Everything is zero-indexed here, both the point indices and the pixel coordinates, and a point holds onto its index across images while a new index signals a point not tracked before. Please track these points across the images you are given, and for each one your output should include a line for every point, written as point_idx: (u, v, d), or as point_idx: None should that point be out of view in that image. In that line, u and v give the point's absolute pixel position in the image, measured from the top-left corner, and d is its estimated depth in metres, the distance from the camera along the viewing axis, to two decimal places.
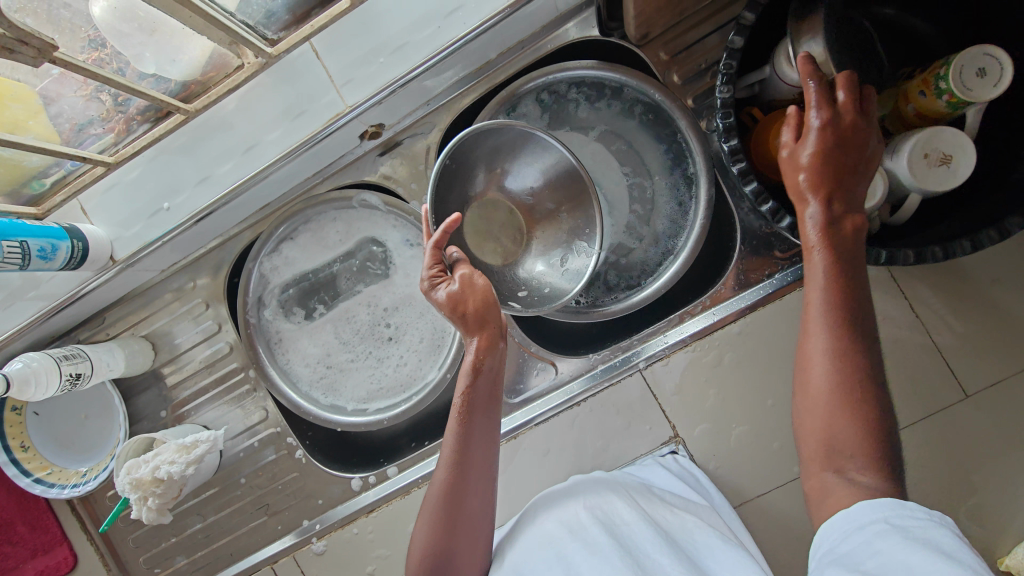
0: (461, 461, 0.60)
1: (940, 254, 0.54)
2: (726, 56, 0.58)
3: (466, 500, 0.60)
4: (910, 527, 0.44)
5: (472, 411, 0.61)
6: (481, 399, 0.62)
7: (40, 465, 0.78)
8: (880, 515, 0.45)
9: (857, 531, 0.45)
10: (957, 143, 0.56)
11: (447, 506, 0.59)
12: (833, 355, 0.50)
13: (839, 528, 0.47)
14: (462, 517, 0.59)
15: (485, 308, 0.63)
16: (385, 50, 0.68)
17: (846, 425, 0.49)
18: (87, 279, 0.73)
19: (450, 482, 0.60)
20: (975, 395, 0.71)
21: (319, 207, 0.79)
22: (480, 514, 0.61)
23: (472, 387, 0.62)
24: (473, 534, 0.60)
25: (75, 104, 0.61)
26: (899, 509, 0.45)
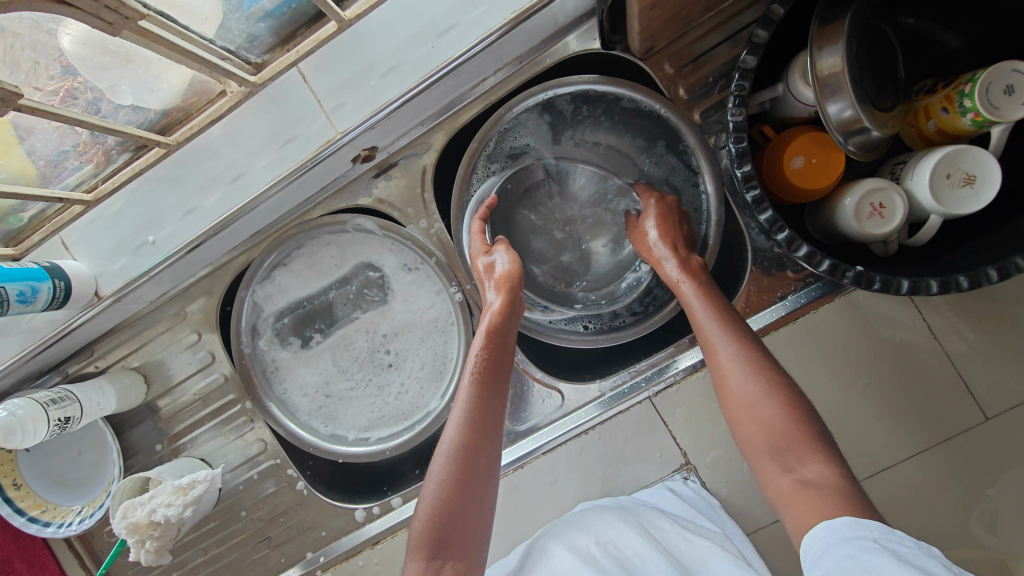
0: (476, 421, 0.58)
1: (965, 283, 0.52)
2: (738, 77, 0.55)
3: (476, 467, 0.56)
4: (901, 550, 0.42)
5: (489, 375, 0.61)
6: (497, 365, 0.62)
7: (33, 504, 0.76)
8: (869, 534, 0.44)
9: (842, 543, 0.44)
10: (981, 163, 0.53)
11: (457, 468, 0.55)
12: (742, 363, 0.57)
13: (823, 537, 0.46)
14: (470, 484, 0.56)
15: (509, 279, 0.65)
16: (377, 71, 0.64)
17: (777, 414, 0.53)
18: (72, 315, 0.70)
19: (462, 443, 0.57)
20: (996, 418, 0.68)
21: (312, 232, 0.76)
22: (485, 486, 0.57)
23: (489, 351, 0.62)
24: (477, 506, 0.56)
25: (49, 138, 0.58)
26: (888, 533, 0.44)
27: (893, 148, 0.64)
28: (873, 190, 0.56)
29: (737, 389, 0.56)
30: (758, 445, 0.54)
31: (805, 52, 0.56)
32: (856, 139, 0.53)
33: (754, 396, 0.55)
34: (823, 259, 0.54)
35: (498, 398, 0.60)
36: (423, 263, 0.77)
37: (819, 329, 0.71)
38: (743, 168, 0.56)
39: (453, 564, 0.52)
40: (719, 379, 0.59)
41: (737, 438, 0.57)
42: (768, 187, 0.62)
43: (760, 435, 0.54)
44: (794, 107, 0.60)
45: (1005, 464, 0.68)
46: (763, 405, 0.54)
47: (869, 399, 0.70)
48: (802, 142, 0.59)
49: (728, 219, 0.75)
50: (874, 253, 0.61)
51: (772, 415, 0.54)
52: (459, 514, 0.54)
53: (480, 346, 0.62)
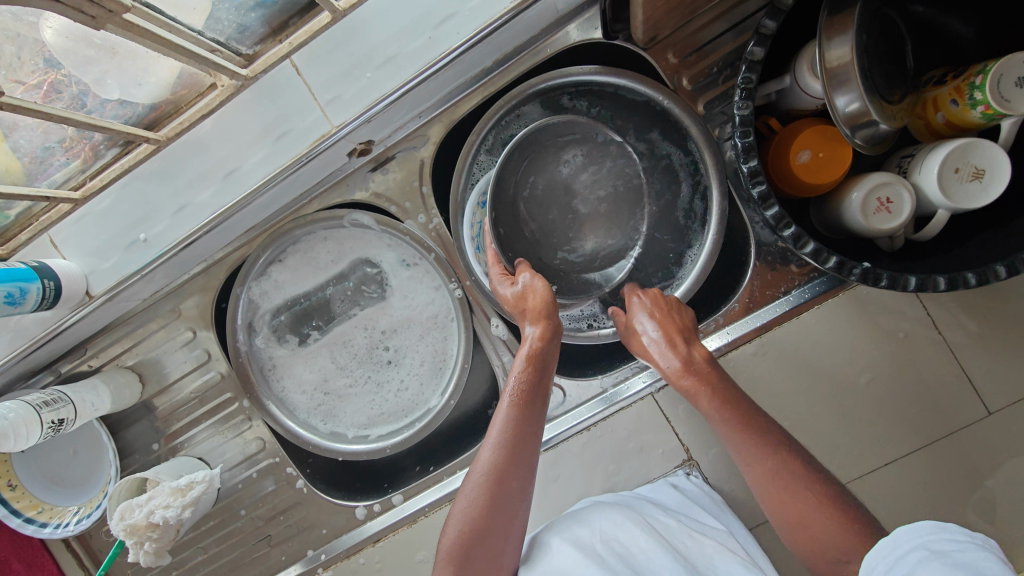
0: (512, 445, 0.57)
1: (973, 280, 0.52)
2: (745, 69, 0.54)
3: (509, 490, 0.56)
4: (948, 552, 0.45)
5: (528, 401, 0.60)
6: (535, 389, 0.61)
7: (29, 504, 0.75)
8: (920, 541, 0.47)
9: (901, 560, 0.46)
10: (992, 157, 0.52)
11: (489, 489, 0.56)
12: (772, 470, 0.56)
13: (884, 558, 0.48)
14: (501, 506, 0.56)
15: (548, 303, 0.62)
16: (373, 63, 0.62)
17: (828, 524, 0.53)
18: (63, 315, 0.68)
19: (496, 467, 0.57)
20: (998, 413, 0.68)
21: (308, 227, 0.75)
22: (519, 509, 0.57)
23: (529, 375, 0.61)
24: (508, 527, 0.56)
25: (34, 135, 0.56)
26: (936, 533, 0.46)
27: (900, 141, 0.63)
28: (881, 185, 0.55)
29: (779, 493, 0.55)
30: (817, 557, 0.53)
31: (813, 42, 0.54)
32: (864, 132, 0.52)
33: (801, 505, 0.54)
34: (830, 255, 0.53)
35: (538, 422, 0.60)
36: (421, 258, 0.76)
37: (822, 324, 0.70)
38: (750, 163, 0.54)
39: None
40: (760, 485, 0.57)
41: (793, 544, 0.55)
42: (774, 181, 0.61)
43: (812, 542, 0.53)
44: (801, 100, 0.59)
45: (1006, 459, 0.68)
46: (811, 511, 0.54)
47: (872, 394, 0.70)
48: (808, 135, 0.57)
49: (731, 212, 0.74)
50: (880, 248, 0.60)
51: (818, 522, 0.53)
52: (491, 535, 0.55)
53: (519, 370, 0.61)
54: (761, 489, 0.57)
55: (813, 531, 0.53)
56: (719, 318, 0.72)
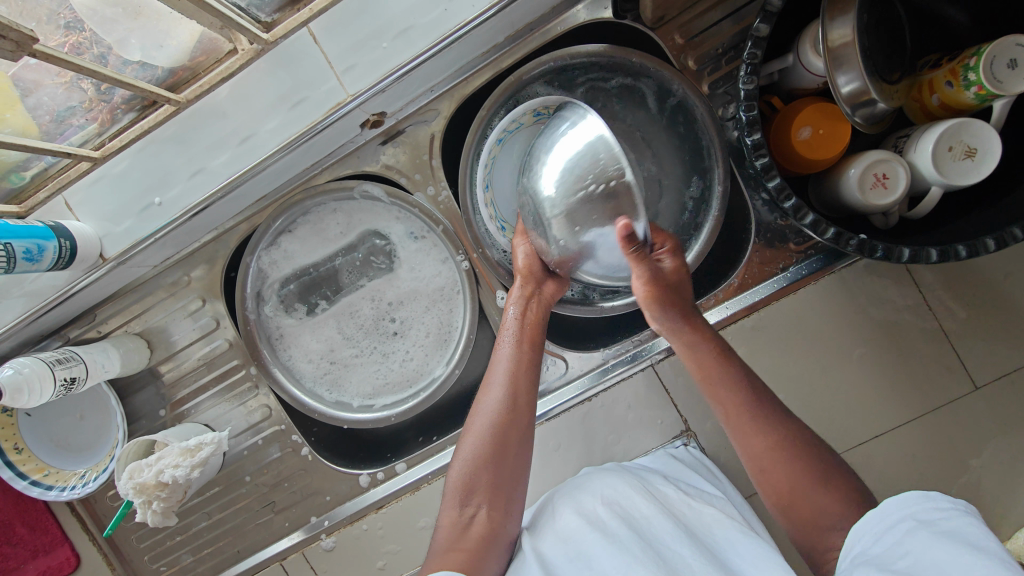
0: (513, 382, 0.63)
1: (964, 253, 0.54)
2: (751, 45, 0.55)
3: (515, 427, 0.61)
4: (936, 520, 0.47)
5: (525, 342, 0.65)
6: (530, 334, 0.66)
7: (35, 467, 0.75)
8: (908, 511, 0.48)
9: (888, 529, 0.49)
10: (984, 135, 0.55)
11: (495, 423, 0.61)
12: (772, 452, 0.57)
13: (873, 526, 0.50)
14: (508, 436, 0.61)
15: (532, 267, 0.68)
16: (388, 33, 0.64)
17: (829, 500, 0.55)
18: (75, 278, 0.69)
19: (502, 405, 0.62)
20: (985, 388, 0.71)
21: (318, 198, 0.76)
22: (523, 444, 0.62)
23: (525, 318, 0.66)
24: (515, 461, 0.61)
25: (56, 94, 0.58)
26: (924, 502, 0.49)
27: (896, 123, 0.65)
28: (878, 161, 0.57)
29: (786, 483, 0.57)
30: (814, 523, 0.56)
31: (817, 21, 0.56)
32: (863, 110, 0.54)
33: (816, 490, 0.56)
34: (828, 227, 0.55)
35: (536, 361, 0.64)
36: (429, 231, 0.77)
37: (818, 299, 0.72)
38: (753, 136, 0.56)
39: (486, 514, 0.58)
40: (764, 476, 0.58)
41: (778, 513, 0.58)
42: (777, 159, 0.63)
43: (804, 507, 0.56)
44: (804, 78, 0.61)
45: (990, 433, 0.70)
46: (799, 487, 0.56)
47: (865, 369, 0.72)
48: (809, 113, 0.59)
49: (733, 192, 0.76)
50: (875, 225, 0.63)
51: (810, 495, 0.56)
52: (495, 468, 0.60)
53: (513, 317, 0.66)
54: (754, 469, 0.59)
55: (803, 505, 0.56)
56: (718, 293, 0.74)
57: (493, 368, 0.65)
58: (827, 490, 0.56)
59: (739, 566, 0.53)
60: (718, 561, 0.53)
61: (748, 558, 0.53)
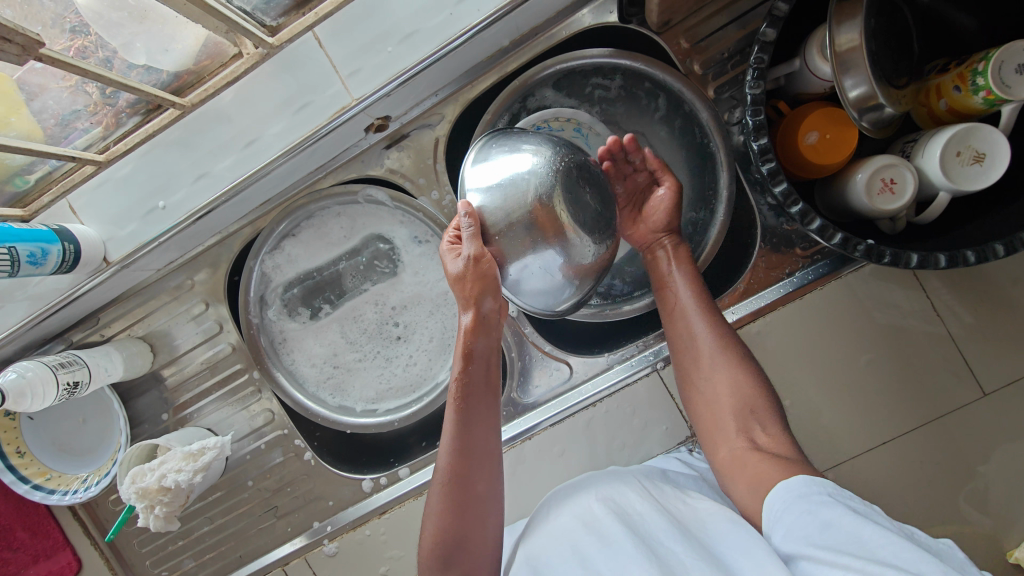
0: (463, 448, 0.60)
1: (972, 258, 0.54)
2: (758, 50, 0.55)
3: (471, 489, 0.59)
4: (854, 504, 0.49)
5: (470, 399, 0.61)
6: (477, 385, 0.61)
7: (37, 471, 0.75)
8: (828, 493, 0.50)
9: (800, 501, 0.50)
10: (992, 141, 0.54)
11: (453, 493, 0.59)
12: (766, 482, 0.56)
13: (787, 499, 0.51)
14: (467, 505, 0.59)
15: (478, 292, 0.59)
16: (393, 38, 0.64)
17: None
18: (79, 281, 0.69)
19: (452, 472, 0.59)
20: (993, 395, 0.70)
21: (321, 202, 0.76)
22: (485, 502, 0.60)
23: (467, 374, 0.61)
24: (480, 523, 0.59)
25: (61, 98, 0.58)
26: (839, 490, 0.51)
27: (903, 128, 0.65)
28: (885, 166, 0.57)
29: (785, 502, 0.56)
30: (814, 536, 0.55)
31: (824, 26, 0.56)
32: (871, 115, 0.54)
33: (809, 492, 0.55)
34: (835, 232, 0.55)
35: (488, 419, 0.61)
36: (433, 235, 0.77)
37: (824, 305, 0.72)
38: (760, 141, 0.56)
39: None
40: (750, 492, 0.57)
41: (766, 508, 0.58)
42: (783, 164, 0.63)
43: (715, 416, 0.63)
44: (811, 83, 0.61)
45: (998, 441, 0.70)
46: (715, 391, 0.63)
47: (871, 375, 0.72)
48: (816, 118, 0.59)
49: (738, 196, 0.76)
50: (883, 231, 0.62)
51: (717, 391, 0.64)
52: (462, 539, 0.58)
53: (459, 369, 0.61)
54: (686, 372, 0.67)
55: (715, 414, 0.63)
56: (724, 298, 0.74)
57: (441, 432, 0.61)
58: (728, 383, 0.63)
59: (728, 556, 0.51)
60: (707, 553, 0.52)
61: (737, 548, 0.51)
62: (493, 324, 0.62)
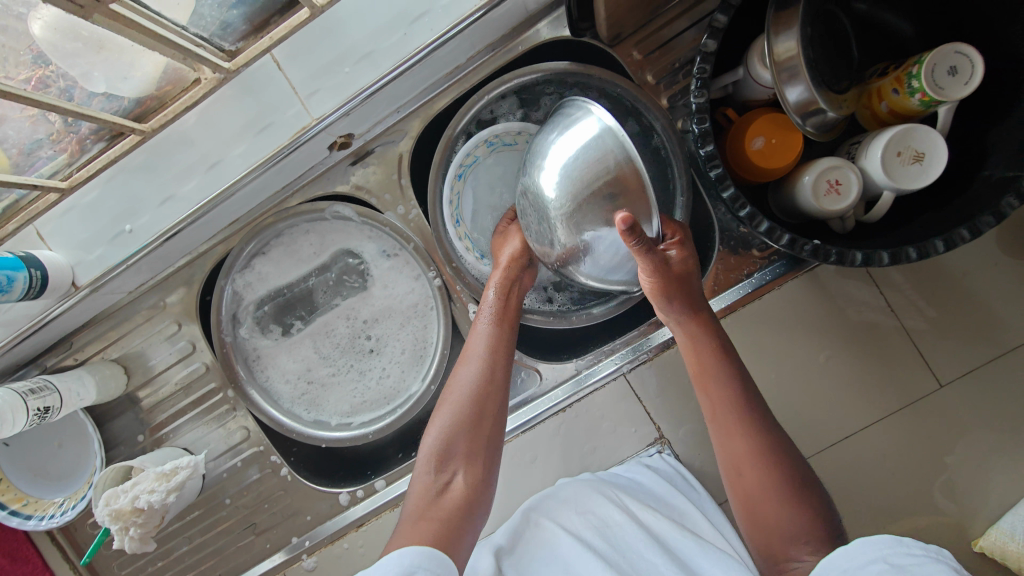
0: (492, 358, 0.64)
1: (915, 254, 0.55)
2: (700, 60, 0.57)
3: (486, 416, 0.63)
4: (906, 564, 0.46)
5: (503, 319, 0.67)
6: (507, 311, 0.67)
7: (15, 497, 0.76)
8: (880, 553, 0.48)
9: (858, 569, 0.48)
10: (929, 141, 0.56)
11: (473, 397, 0.63)
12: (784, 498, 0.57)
13: (841, 564, 0.50)
14: (481, 416, 0.62)
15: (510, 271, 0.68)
16: (350, 59, 0.65)
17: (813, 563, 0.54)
18: (49, 307, 0.70)
19: (475, 387, 0.63)
20: (950, 385, 0.72)
21: (290, 220, 0.77)
22: (495, 424, 0.63)
23: (505, 299, 0.67)
24: (488, 437, 0.63)
25: (22, 127, 0.57)
26: (896, 549, 0.48)
27: (849, 130, 0.67)
28: (830, 168, 0.59)
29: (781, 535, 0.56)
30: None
31: (763, 35, 0.58)
32: (813, 119, 0.56)
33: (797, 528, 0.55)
34: (782, 233, 0.57)
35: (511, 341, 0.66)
36: (401, 249, 0.78)
37: (785, 304, 0.74)
38: (706, 148, 0.58)
39: (460, 479, 0.60)
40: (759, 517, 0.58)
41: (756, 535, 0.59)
42: (734, 168, 0.65)
43: (768, 510, 0.57)
44: (755, 90, 0.63)
45: (959, 430, 0.71)
46: (770, 475, 0.58)
47: (835, 372, 0.73)
48: (761, 122, 0.61)
49: (697, 201, 0.78)
50: (833, 230, 0.64)
51: (769, 475, 0.58)
52: (470, 442, 0.61)
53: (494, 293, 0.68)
54: (733, 462, 0.60)
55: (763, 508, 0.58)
56: None
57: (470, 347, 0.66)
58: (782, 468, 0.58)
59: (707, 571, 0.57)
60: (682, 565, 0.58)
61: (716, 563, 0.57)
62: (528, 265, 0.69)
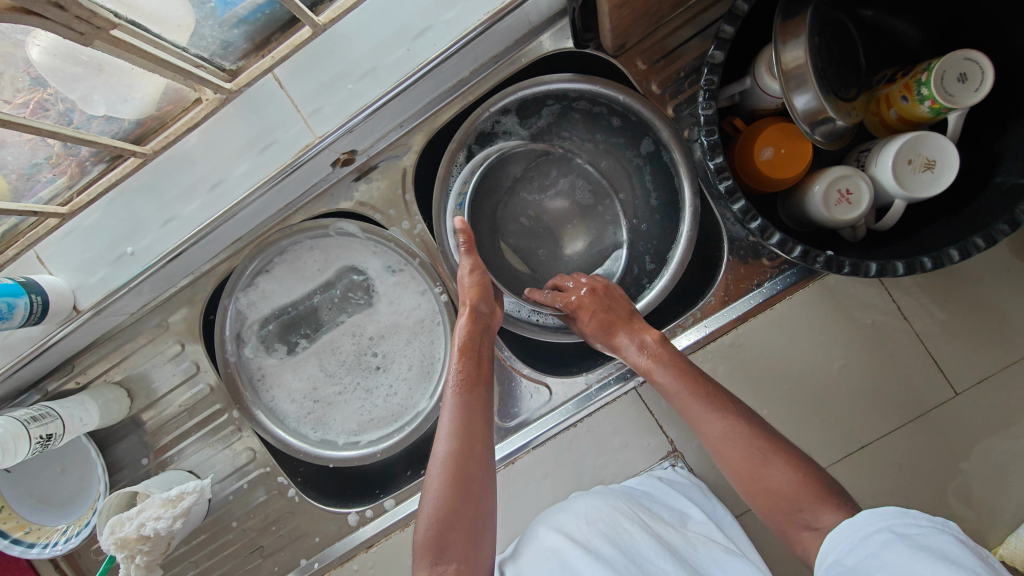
0: (463, 426, 0.60)
1: (930, 264, 0.55)
2: (707, 71, 0.56)
3: (471, 474, 0.59)
4: (911, 534, 0.48)
5: (470, 384, 0.63)
6: (473, 369, 0.65)
7: (16, 525, 0.74)
8: (884, 524, 0.50)
9: (865, 539, 0.50)
10: (941, 147, 0.55)
11: (453, 470, 0.58)
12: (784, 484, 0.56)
13: (847, 537, 0.51)
14: (467, 488, 0.58)
15: (476, 310, 0.67)
16: (353, 75, 0.65)
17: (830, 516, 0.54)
18: (51, 331, 0.68)
19: (453, 456, 0.59)
20: (965, 393, 0.71)
21: (294, 237, 0.76)
22: (483, 491, 0.59)
23: (467, 364, 0.65)
24: (479, 506, 0.58)
25: (21, 151, 0.56)
26: (900, 518, 0.50)
27: (859, 137, 0.66)
28: (840, 178, 0.58)
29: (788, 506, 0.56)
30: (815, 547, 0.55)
31: (770, 45, 0.58)
32: (822, 128, 0.55)
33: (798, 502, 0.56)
34: (794, 245, 0.56)
35: (484, 399, 0.63)
36: (406, 264, 0.77)
37: (796, 313, 0.73)
38: (716, 160, 0.57)
39: (457, 567, 0.54)
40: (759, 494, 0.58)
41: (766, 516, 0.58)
42: (742, 179, 0.64)
43: (769, 498, 0.57)
44: (762, 100, 0.62)
45: (974, 437, 0.71)
46: (765, 473, 0.57)
47: (848, 380, 0.72)
48: (769, 133, 0.60)
49: (705, 210, 0.77)
50: (844, 239, 0.64)
51: (751, 466, 0.58)
52: (461, 520, 0.56)
53: (456, 360, 0.65)
54: (719, 455, 0.60)
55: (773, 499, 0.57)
56: (696, 312, 0.75)
57: (440, 420, 0.62)
58: (763, 445, 0.58)
59: None
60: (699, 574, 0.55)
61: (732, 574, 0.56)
62: (485, 317, 0.68)
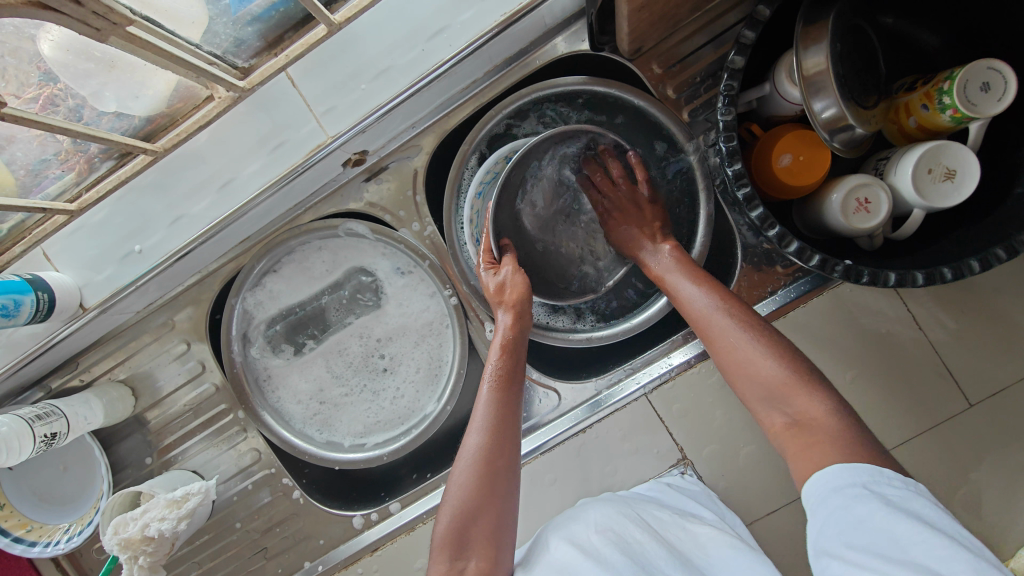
0: (499, 424, 0.59)
1: (950, 275, 0.54)
2: (727, 77, 0.56)
3: (500, 477, 0.57)
4: (888, 494, 0.43)
5: (508, 381, 0.61)
6: (514, 367, 0.63)
7: (19, 523, 0.73)
8: (858, 481, 0.45)
9: (833, 494, 0.45)
10: (961, 157, 0.55)
11: (484, 466, 0.57)
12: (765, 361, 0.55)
13: (817, 492, 0.47)
14: (495, 488, 0.57)
15: (519, 303, 0.65)
16: (366, 75, 0.64)
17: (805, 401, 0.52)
18: (55, 329, 0.68)
19: (483, 452, 0.57)
20: (978, 405, 0.71)
21: (302, 237, 0.75)
22: (510, 493, 0.58)
23: (508, 361, 0.63)
24: (505, 509, 0.57)
25: (30, 147, 0.55)
26: (875, 476, 0.45)
27: (876, 145, 0.66)
28: (860, 186, 0.57)
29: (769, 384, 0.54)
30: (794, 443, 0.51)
31: (790, 52, 0.57)
32: (841, 135, 0.54)
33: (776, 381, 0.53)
34: (812, 254, 0.55)
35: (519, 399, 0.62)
36: (416, 266, 0.77)
37: (809, 321, 0.72)
38: (734, 166, 0.57)
39: (477, 565, 0.54)
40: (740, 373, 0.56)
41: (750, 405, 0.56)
42: (759, 185, 0.63)
43: (748, 384, 0.56)
44: (781, 106, 0.62)
45: (987, 449, 0.70)
46: (750, 357, 0.56)
47: (860, 389, 0.72)
48: (787, 140, 0.60)
49: (718, 215, 0.77)
50: (861, 247, 0.63)
51: (732, 354, 0.57)
52: (485, 520, 0.55)
53: (497, 356, 0.63)
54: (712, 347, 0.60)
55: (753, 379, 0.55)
56: None
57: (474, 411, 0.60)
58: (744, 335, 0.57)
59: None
60: None
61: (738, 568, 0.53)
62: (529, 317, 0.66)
